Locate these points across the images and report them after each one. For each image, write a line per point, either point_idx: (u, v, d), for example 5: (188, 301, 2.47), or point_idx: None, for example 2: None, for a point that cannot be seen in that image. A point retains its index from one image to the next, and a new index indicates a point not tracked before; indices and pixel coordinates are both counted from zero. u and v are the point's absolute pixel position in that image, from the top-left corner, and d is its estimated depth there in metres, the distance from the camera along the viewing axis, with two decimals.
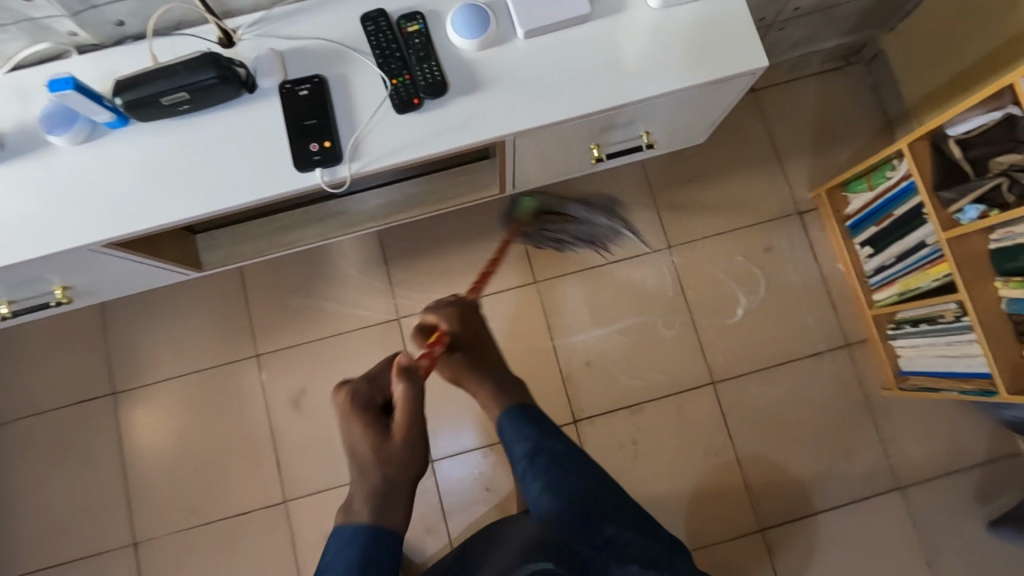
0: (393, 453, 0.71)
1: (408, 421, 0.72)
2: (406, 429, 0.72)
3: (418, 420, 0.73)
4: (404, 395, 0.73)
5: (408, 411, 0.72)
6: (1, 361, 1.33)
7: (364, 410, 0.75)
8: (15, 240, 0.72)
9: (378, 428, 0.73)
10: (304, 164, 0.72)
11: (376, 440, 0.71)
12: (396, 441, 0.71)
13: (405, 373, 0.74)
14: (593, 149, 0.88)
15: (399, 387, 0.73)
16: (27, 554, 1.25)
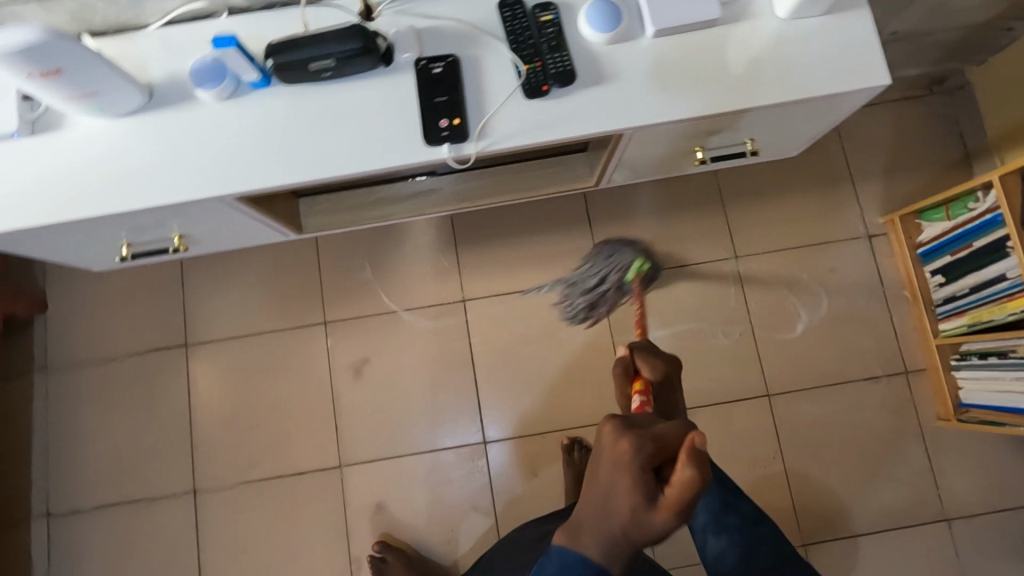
0: (646, 530, 0.53)
1: (684, 507, 0.53)
2: (675, 518, 0.53)
3: (687, 514, 0.54)
4: (692, 484, 0.53)
5: (687, 491, 0.53)
6: (85, 304, 1.39)
7: (646, 467, 0.55)
8: (154, 185, 0.76)
9: (643, 496, 0.54)
10: (433, 138, 0.76)
11: (637, 511, 0.54)
12: (654, 521, 0.53)
13: (704, 455, 0.53)
14: (697, 151, 0.90)
15: (689, 468, 0.53)
16: (94, 489, 1.32)
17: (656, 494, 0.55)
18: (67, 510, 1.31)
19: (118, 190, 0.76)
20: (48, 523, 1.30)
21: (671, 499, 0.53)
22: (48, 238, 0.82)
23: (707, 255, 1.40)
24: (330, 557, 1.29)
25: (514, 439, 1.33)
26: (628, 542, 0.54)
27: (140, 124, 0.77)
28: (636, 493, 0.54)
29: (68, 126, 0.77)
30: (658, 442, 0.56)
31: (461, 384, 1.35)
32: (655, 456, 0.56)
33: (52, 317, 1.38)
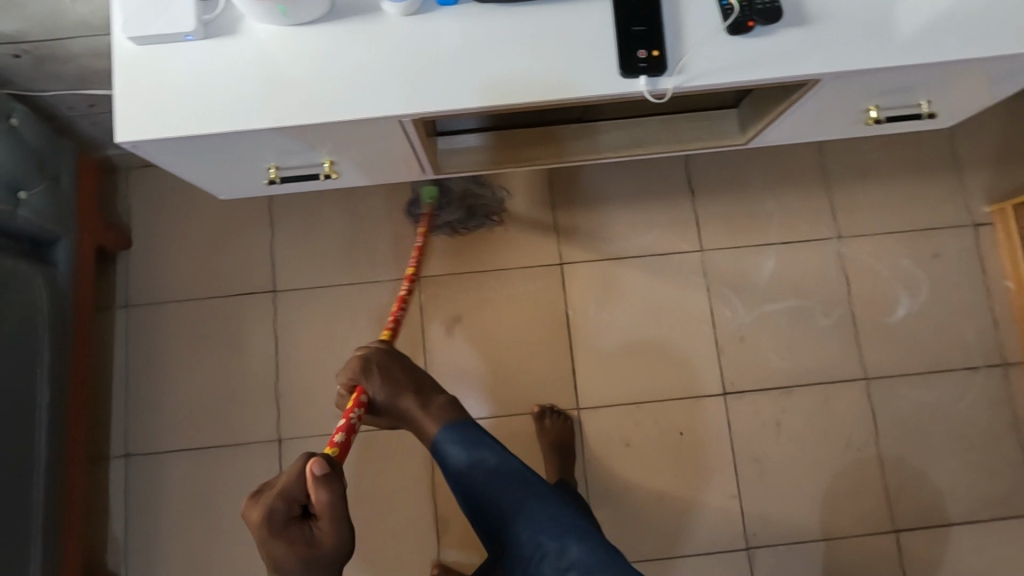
0: (320, 561, 0.65)
1: (336, 523, 0.67)
2: (334, 529, 0.67)
3: (347, 525, 0.68)
4: (329, 500, 0.67)
5: (337, 512, 0.67)
6: (166, 242, 1.34)
7: (290, 525, 0.66)
8: (333, 99, 0.72)
9: (299, 541, 0.65)
10: (630, 70, 0.72)
11: (302, 552, 0.65)
12: (322, 549, 0.66)
13: (329, 478, 0.68)
14: (871, 109, 0.87)
15: (323, 493, 0.67)
16: (174, 432, 1.28)
17: (311, 534, 0.67)
18: (147, 451, 1.27)
19: (294, 103, 0.72)
20: (127, 463, 1.27)
21: (325, 525, 0.67)
22: (204, 153, 0.77)
23: (808, 234, 1.37)
24: (415, 515, 1.26)
25: (606, 407, 1.30)
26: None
27: (320, 33, 0.73)
28: (294, 547, 0.65)
29: (242, 32, 0.73)
30: (289, 501, 0.67)
31: (555, 348, 1.32)
32: (294, 506, 0.68)
33: (134, 254, 1.33)
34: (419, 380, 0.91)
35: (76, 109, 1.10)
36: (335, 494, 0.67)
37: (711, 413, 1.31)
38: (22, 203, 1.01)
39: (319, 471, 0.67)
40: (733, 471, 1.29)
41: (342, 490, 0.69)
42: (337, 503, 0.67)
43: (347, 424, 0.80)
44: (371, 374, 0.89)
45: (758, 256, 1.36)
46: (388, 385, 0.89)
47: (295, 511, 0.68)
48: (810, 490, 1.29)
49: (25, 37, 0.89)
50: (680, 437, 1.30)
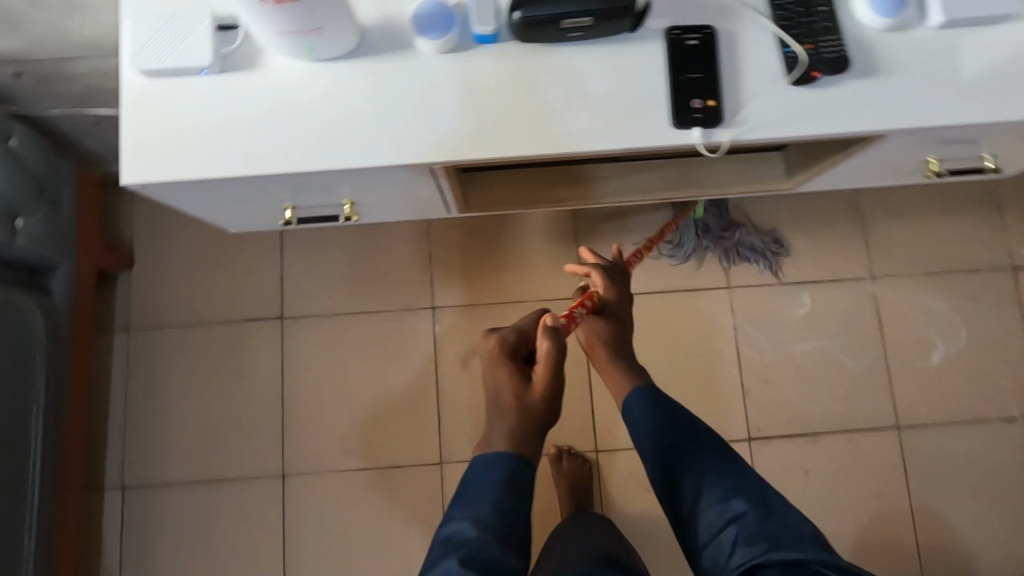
0: (527, 402, 0.72)
1: (546, 379, 0.73)
2: (548, 379, 0.73)
3: (557, 378, 0.74)
4: (550, 349, 0.72)
5: (546, 368, 0.73)
6: (171, 262, 1.28)
7: (511, 354, 0.76)
8: (358, 143, 0.66)
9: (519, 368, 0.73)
10: (683, 121, 0.66)
11: (519, 388, 0.72)
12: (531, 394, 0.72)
13: (555, 330, 0.74)
14: (931, 161, 0.81)
15: (546, 341, 0.72)
16: (173, 463, 1.22)
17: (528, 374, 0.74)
18: (144, 483, 1.21)
19: (316, 147, 0.66)
20: (123, 495, 1.21)
21: (540, 371, 0.73)
22: (217, 195, 0.71)
23: (842, 272, 1.32)
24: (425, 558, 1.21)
25: (627, 449, 1.25)
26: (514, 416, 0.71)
27: (347, 70, 0.67)
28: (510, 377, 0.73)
29: (263, 66, 0.67)
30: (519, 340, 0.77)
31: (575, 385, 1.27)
32: (519, 344, 0.78)
33: (137, 275, 1.28)
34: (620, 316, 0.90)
35: (80, 126, 1.04)
36: (557, 349, 0.73)
37: (735, 459, 1.26)
38: (21, 230, 0.94)
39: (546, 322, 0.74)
40: None
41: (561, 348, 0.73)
42: (552, 356, 0.72)
43: (571, 313, 0.82)
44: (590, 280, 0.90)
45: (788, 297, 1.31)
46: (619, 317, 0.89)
47: (516, 348, 0.78)
48: (835, 541, 1.24)
49: (27, 56, 0.83)
50: None
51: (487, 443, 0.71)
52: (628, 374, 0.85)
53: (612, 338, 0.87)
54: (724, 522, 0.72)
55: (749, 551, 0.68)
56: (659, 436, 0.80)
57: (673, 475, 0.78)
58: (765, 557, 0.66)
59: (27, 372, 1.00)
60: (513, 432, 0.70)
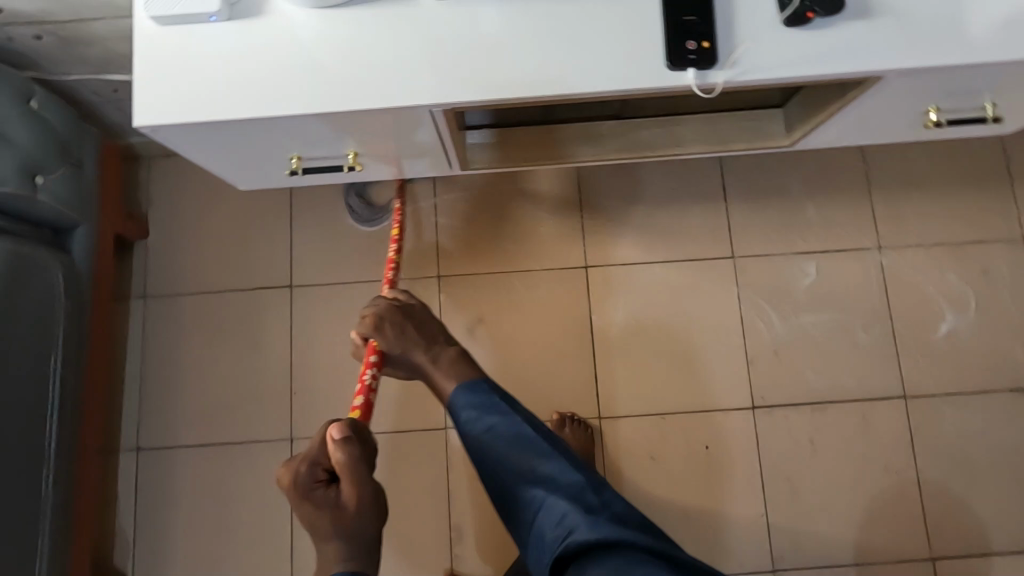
0: (347, 522, 0.73)
1: (355, 487, 0.75)
2: (354, 487, 0.75)
3: (370, 479, 0.77)
4: (347, 460, 0.76)
5: (349, 472, 0.75)
6: (184, 233, 1.31)
7: (318, 481, 0.76)
8: (361, 86, 0.68)
9: (325, 501, 0.74)
10: (678, 63, 0.67)
11: (334, 513, 0.73)
12: (348, 512, 0.74)
13: (347, 439, 0.77)
14: (930, 111, 0.81)
15: (339, 453, 0.76)
16: (185, 426, 1.25)
17: (338, 493, 0.75)
18: (158, 445, 1.25)
19: (321, 89, 0.68)
20: (137, 457, 1.24)
21: (346, 487, 0.75)
22: (227, 141, 0.74)
23: (851, 242, 1.30)
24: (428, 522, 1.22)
25: (630, 417, 1.25)
26: (346, 542, 0.73)
27: (350, 16, 0.70)
28: (320, 504, 0.74)
29: (270, 13, 0.69)
30: (316, 465, 0.77)
31: (578, 353, 1.28)
32: (320, 471, 0.77)
33: (151, 245, 1.31)
34: (416, 330, 0.91)
35: (99, 94, 1.08)
36: (354, 457, 0.76)
37: (740, 428, 1.24)
38: (43, 188, 0.98)
39: (336, 435, 0.77)
40: (760, 491, 1.23)
41: (358, 454, 0.77)
42: (354, 465, 0.76)
43: (363, 385, 0.88)
44: (384, 329, 0.91)
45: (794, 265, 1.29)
46: (403, 340, 0.90)
47: (321, 476, 0.77)
48: (842, 513, 1.22)
49: (47, 17, 0.87)
50: (706, 452, 1.24)
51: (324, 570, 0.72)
52: (444, 365, 0.88)
53: (410, 351, 0.90)
54: (558, 532, 0.71)
55: (557, 541, 0.70)
56: (485, 448, 0.80)
57: (500, 483, 0.79)
58: (565, 542, 0.69)
59: (53, 325, 1.04)
60: (345, 545, 0.73)
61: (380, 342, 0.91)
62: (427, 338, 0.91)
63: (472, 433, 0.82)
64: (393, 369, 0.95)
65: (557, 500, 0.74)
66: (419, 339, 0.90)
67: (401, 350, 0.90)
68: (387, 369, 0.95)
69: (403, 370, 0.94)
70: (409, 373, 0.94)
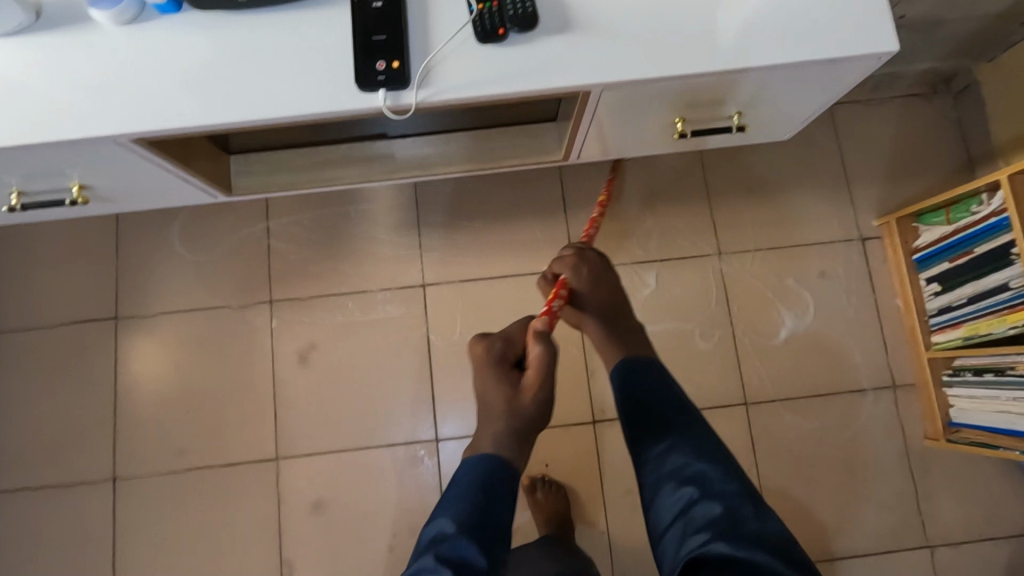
0: (524, 405, 0.68)
1: (540, 379, 0.69)
2: (540, 383, 0.69)
3: (550, 380, 0.71)
4: (544, 355, 0.70)
5: (541, 376, 0.69)
6: (2, 267, 1.26)
7: (500, 368, 0.71)
8: (30, 118, 0.65)
9: (507, 384, 0.70)
10: (367, 83, 0.65)
11: (509, 393, 0.69)
12: (528, 398, 0.69)
13: (546, 336, 0.71)
14: (677, 121, 0.79)
15: (536, 346, 0.70)
16: (0, 471, 1.20)
17: (516, 381, 0.71)
18: None
19: None
20: None
21: (529, 375, 0.70)
22: None
23: (693, 250, 1.30)
24: (260, 559, 1.18)
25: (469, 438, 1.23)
26: (523, 427, 0.67)
27: (23, 45, 0.66)
28: (502, 385, 0.69)
29: None
30: (509, 345, 0.74)
31: (417, 374, 1.25)
32: (505, 353, 0.73)
33: None
34: (610, 280, 0.85)
35: None
36: (551, 358, 0.70)
37: (580, 443, 1.23)
38: None
39: (537, 329, 0.71)
40: (602, 506, 1.21)
41: (554, 352, 0.71)
42: (548, 359, 0.70)
43: (550, 308, 0.78)
44: (581, 271, 0.84)
45: (635, 275, 1.29)
46: (597, 290, 0.83)
47: (509, 359, 0.73)
48: None
49: None
50: (546, 470, 1.22)
51: (473, 447, 0.66)
52: (617, 341, 0.80)
53: (599, 300, 0.83)
54: (682, 518, 0.64)
55: (692, 542, 0.62)
56: (640, 388, 0.73)
57: (643, 432, 0.71)
58: (703, 551, 0.60)
59: None
60: (506, 437, 0.66)
61: (573, 279, 0.84)
62: (613, 297, 0.84)
63: (637, 381, 0.73)
64: (573, 312, 0.85)
65: (709, 502, 0.64)
66: (594, 284, 0.84)
67: (598, 293, 0.84)
68: (564, 311, 0.86)
69: (580, 316, 0.85)
70: (577, 319, 0.86)
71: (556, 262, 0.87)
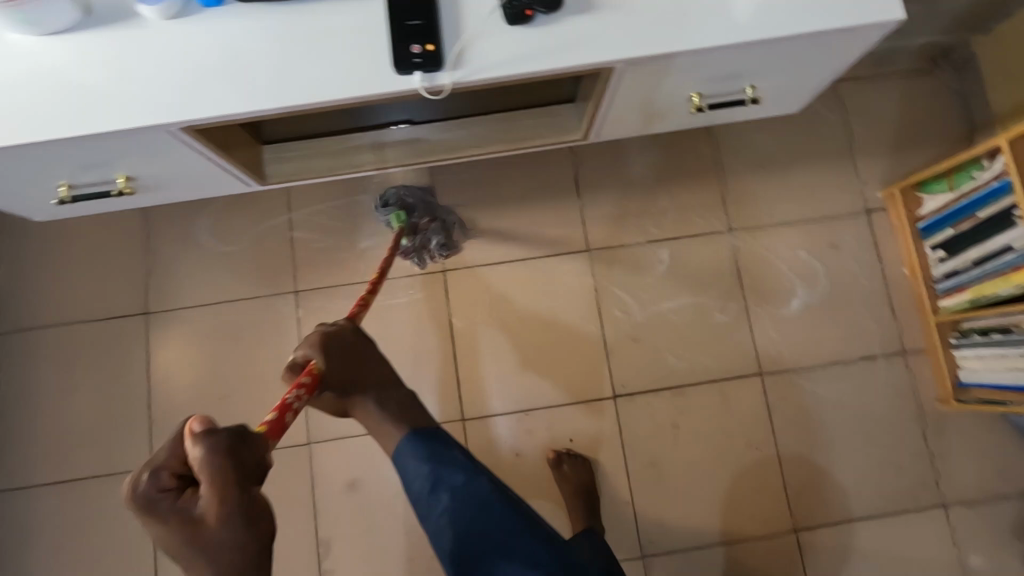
0: (206, 543, 0.48)
1: (218, 495, 0.50)
2: (223, 504, 0.50)
3: (240, 481, 0.51)
4: (207, 461, 0.50)
5: (215, 488, 0.50)
6: (35, 267, 1.30)
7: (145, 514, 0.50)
8: (90, 112, 0.68)
9: (175, 516, 0.49)
10: (404, 66, 0.68)
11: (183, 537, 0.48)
12: (209, 528, 0.49)
13: (212, 429, 0.52)
14: (694, 97, 0.83)
15: (196, 451, 0.51)
16: (40, 464, 1.23)
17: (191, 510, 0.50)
18: (17, 486, 1.22)
19: (48, 116, 0.68)
20: None
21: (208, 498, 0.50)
22: None
23: (705, 227, 1.34)
24: (297, 540, 1.21)
25: (496, 415, 1.27)
26: (205, 568, 0.48)
27: (76, 42, 0.69)
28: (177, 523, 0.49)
29: None
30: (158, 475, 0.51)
31: (442, 356, 1.28)
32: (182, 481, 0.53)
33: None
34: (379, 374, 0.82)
35: None
36: (224, 457, 0.51)
37: (602, 419, 1.27)
38: None
39: (194, 428, 0.52)
40: (626, 477, 1.25)
41: (229, 445, 0.52)
42: (218, 460, 0.50)
43: (282, 402, 0.66)
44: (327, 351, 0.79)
45: (648, 253, 1.33)
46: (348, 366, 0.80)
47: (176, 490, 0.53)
48: (705, 492, 1.25)
49: None
50: (570, 445, 1.25)
51: None
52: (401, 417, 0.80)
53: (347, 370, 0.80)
54: None
55: None
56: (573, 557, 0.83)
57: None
58: None
59: None
60: None
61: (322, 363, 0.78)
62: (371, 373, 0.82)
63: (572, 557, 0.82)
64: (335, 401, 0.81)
65: None
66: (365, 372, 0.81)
67: (350, 372, 0.80)
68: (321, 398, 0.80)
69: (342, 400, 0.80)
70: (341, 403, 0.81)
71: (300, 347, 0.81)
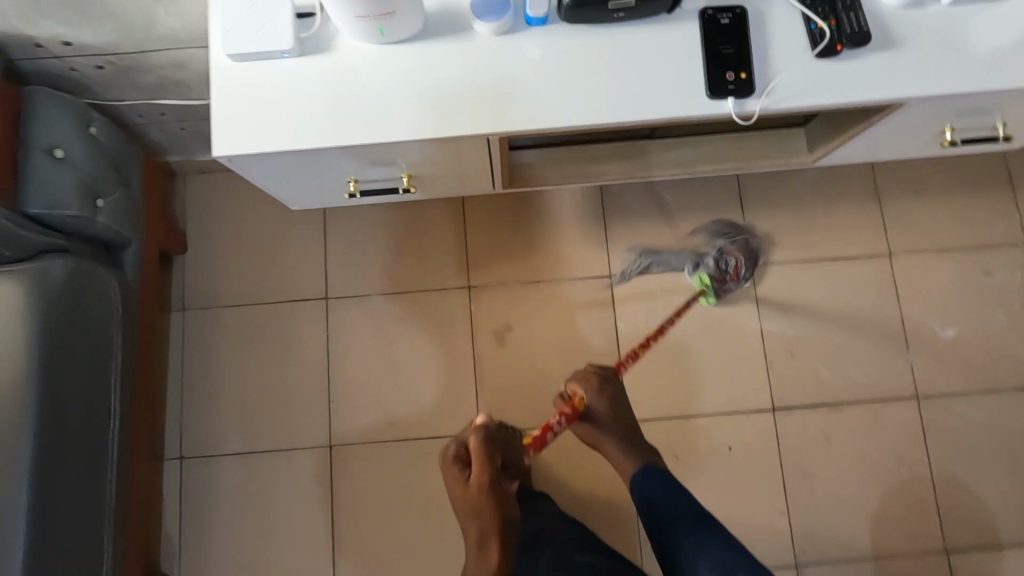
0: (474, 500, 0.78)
1: (484, 471, 0.79)
2: (482, 481, 0.78)
3: (494, 467, 0.80)
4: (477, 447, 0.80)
5: (486, 463, 0.79)
6: (224, 248, 1.37)
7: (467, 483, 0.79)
8: (426, 119, 0.74)
9: (456, 477, 0.81)
10: (718, 91, 0.73)
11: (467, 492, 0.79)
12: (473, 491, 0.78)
13: (487, 430, 0.83)
14: (946, 131, 0.88)
15: (472, 438, 0.81)
16: (225, 435, 1.30)
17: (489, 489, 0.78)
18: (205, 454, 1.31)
19: (389, 118, 0.74)
20: (181, 465, 1.29)
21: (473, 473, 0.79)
22: (296, 163, 0.78)
23: (865, 249, 1.37)
24: None
25: (657, 418, 1.31)
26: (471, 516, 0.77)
27: (415, 53, 0.75)
28: (455, 481, 0.81)
29: (337, 50, 0.74)
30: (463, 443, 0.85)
31: (607, 358, 1.33)
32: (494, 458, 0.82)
33: (190, 260, 1.36)
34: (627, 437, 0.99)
35: (146, 117, 1.11)
36: (491, 445, 0.81)
37: (759, 430, 1.31)
38: (101, 210, 0.98)
39: (476, 422, 0.84)
40: (782, 487, 1.29)
41: (491, 439, 0.82)
42: (490, 446, 0.81)
43: (548, 425, 0.85)
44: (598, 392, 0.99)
45: (811, 273, 1.36)
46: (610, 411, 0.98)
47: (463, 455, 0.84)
48: (857, 508, 1.28)
49: (111, 48, 0.90)
50: (729, 451, 1.30)
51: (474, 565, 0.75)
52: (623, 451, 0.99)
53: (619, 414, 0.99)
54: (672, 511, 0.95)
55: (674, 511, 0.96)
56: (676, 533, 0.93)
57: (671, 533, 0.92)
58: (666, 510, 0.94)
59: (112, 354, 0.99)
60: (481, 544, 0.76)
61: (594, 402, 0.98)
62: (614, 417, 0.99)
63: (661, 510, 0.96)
64: (583, 425, 1.00)
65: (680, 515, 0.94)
66: (608, 399, 0.99)
67: (608, 411, 0.99)
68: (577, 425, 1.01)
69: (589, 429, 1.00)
70: (595, 434, 1.00)
71: (574, 381, 1.01)
